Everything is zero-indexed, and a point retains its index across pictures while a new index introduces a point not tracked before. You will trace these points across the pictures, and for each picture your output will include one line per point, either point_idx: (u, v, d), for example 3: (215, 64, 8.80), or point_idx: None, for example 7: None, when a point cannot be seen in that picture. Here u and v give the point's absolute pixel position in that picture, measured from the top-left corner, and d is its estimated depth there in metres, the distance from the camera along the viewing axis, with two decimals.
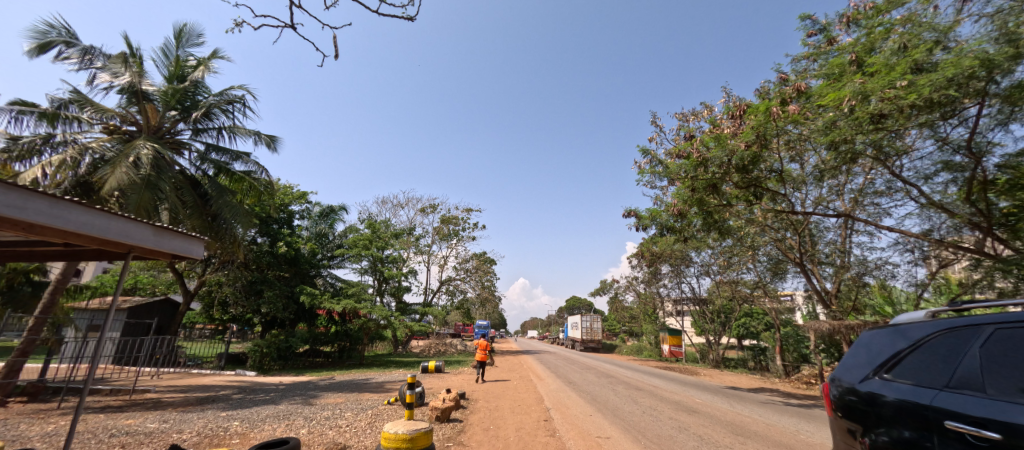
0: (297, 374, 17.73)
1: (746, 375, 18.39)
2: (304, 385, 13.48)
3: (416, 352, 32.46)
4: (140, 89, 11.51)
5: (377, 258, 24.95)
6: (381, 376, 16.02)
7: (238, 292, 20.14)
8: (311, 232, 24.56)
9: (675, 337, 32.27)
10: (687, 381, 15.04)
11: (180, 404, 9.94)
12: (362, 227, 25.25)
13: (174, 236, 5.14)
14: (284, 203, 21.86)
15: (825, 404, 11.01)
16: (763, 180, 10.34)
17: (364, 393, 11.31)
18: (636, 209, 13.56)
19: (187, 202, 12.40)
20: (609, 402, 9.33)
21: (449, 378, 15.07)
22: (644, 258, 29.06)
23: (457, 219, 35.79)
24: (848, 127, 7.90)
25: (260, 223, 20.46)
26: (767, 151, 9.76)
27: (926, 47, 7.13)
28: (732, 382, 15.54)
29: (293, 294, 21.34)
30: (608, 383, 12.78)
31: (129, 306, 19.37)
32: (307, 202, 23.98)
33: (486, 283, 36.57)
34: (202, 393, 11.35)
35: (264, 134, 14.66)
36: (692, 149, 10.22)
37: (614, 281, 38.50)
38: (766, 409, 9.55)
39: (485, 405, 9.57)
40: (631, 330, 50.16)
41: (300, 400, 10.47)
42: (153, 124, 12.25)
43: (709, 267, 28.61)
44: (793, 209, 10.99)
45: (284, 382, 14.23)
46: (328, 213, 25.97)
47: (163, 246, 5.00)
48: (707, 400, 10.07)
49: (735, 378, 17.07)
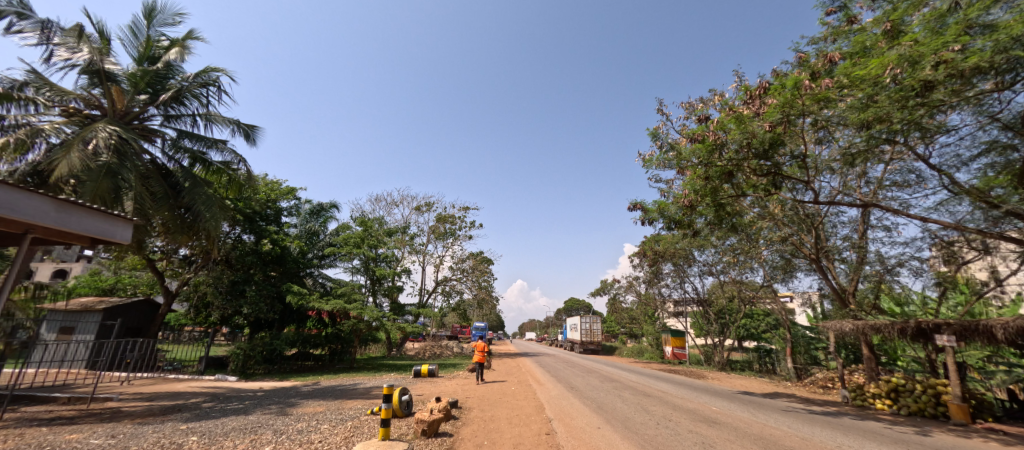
0: (282, 379, 16.72)
1: (756, 379, 17.45)
2: (285, 391, 12.50)
3: (411, 355, 31.42)
4: (101, 68, 10.57)
5: (369, 257, 23.97)
6: (369, 382, 15.03)
7: (220, 293, 19.07)
8: (301, 230, 23.62)
9: (677, 338, 31.39)
10: (696, 386, 14.10)
11: (139, 415, 8.93)
12: (354, 225, 24.27)
13: (81, 212, 6.23)
14: (271, 199, 20.89)
15: (851, 411, 10.09)
16: (785, 167, 9.43)
17: (347, 401, 10.32)
18: (642, 201, 12.59)
19: (155, 192, 11.44)
20: (617, 411, 8.39)
21: (441, 383, 14.06)
22: (646, 257, 28.18)
23: (453, 218, 34.89)
24: (888, 102, 7.05)
25: (244, 220, 19.43)
26: (789, 136, 8.77)
27: (982, 6, 6.25)
28: (742, 387, 14.60)
29: (280, 294, 20.30)
30: (612, 389, 11.84)
31: (105, 307, 18.41)
32: (296, 198, 23.03)
33: (484, 284, 35.58)
34: (168, 402, 10.33)
35: (243, 124, 13.74)
36: (707, 132, 9.28)
37: (614, 282, 37.61)
38: (788, 419, 8.60)
39: (479, 415, 8.62)
40: (631, 332, 49.31)
41: (275, 410, 9.49)
42: (119, 108, 11.30)
43: (713, 266, 27.71)
44: (814, 200, 10.10)
45: (263, 388, 13.23)
46: (318, 210, 25.03)
47: (70, 220, 6.07)
48: (725, 410, 9.07)
49: (745, 382, 16.13)
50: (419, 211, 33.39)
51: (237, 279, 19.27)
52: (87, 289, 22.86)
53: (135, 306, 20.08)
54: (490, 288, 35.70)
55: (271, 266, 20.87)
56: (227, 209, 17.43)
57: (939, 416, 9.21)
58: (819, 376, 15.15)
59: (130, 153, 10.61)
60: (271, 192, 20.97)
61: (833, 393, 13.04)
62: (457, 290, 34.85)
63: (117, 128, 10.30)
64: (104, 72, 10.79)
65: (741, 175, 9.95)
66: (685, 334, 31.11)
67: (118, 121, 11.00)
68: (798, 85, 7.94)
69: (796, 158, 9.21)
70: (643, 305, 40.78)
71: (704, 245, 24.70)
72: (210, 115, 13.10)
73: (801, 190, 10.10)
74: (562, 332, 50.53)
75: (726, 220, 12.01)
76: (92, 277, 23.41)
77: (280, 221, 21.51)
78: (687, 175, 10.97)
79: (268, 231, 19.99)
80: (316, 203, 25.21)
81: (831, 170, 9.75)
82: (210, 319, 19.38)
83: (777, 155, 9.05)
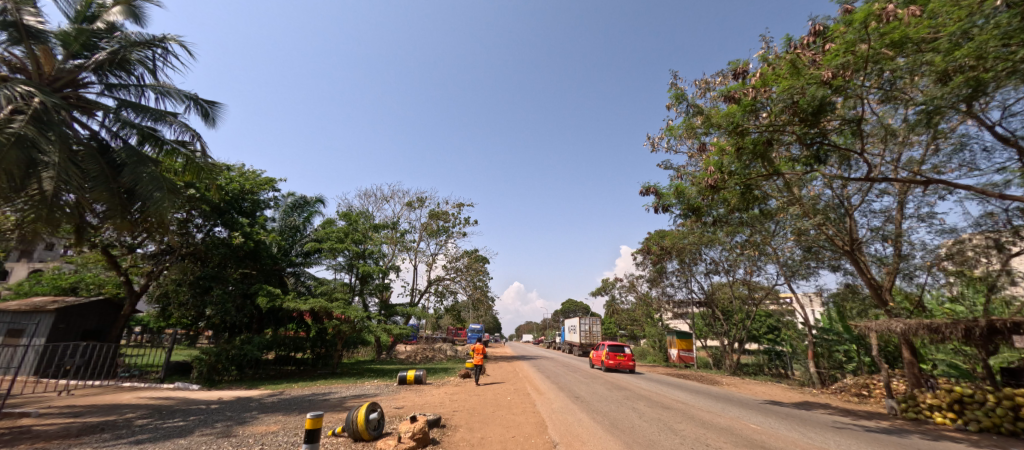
0: (250, 387, 14.90)
1: (776, 386, 15.84)
2: (244, 403, 10.85)
3: (401, 359, 29.76)
4: (23, 24, 9.02)
5: (354, 254, 22.23)
6: (345, 390, 13.33)
7: (181, 290, 17.29)
8: (281, 224, 22.03)
9: (683, 341, 29.82)
10: (715, 394, 12.47)
11: (45, 437, 7.30)
12: (338, 219, 22.57)
13: None
14: (245, 190, 19.15)
15: (909, 427, 8.50)
16: (836, 134, 7.79)
17: (310, 417, 8.64)
18: (657, 183, 10.95)
19: (89, 170, 9.82)
20: (637, 434, 6.79)
21: (426, 392, 12.40)
22: (651, 254, 26.76)
23: (447, 214, 33.31)
24: (990, 36, 5.49)
25: (213, 211, 17.67)
26: (847, 93, 6.92)
27: None
28: (767, 395, 12.97)
29: (252, 293, 18.53)
30: (623, 400, 10.24)
31: (58, 307, 16.70)
32: (275, 189, 21.33)
33: (479, 284, 33.90)
34: (92, 420, 8.65)
35: (202, 100, 12.13)
36: (743, 91, 7.63)
37: (615, 281, 36.11)
38: (841, 440, 6.99)
39: (465, 437, 6.97)
40: (632, 334, 47.80)
41: (218, 430, 7.83)
42: (46, 72, 9.67)
43: (720, 263, 26.24)
44: (864, 177, 8.50)
45: (221, 400, 11.58)
46: (301, 204, 23.45)
47: None
48: (768, 429, 7.45)
49: (765, 389, 14.54)
50: (410, 206, 31.80)
51: (200, 277, 17.43)
52: (46, 288, 21.06)
53: (94, 304, 18.43)
54: (486, 288, 34.04)
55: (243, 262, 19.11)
56: (176, 195, 15.51)
57: (1020, 434, 7.56)
58: (848, 382, 13.58)
59: (54, 121, 9.05)
60: (245, 182, 19.20)
61: (872, 403, 11.47)
62: (450, 291, 33.17)
63: (34, 90, 8.76)
64: (25, 27, 9.20)
65: (779, 148, 8.36)
66: (691, 336, 29.49)
67: (42, 85, 9.39)
68: (865, 23, 6.27)
69: (851, 124, 7.58)
70: (645, 306, 39.15)
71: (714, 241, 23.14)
72: (161, 86, 11.37)
73: (849, 165, 8.46)
74: (560, 333, 48.91)
75: (754, 204, 10.40)
76: (53, 275, 21.65)
77: (257, 213, 19.75)
78: (711, 151, 9.41)
79: (240, 223, 18.20)
80: (298, 195, 23.54)
81: (888, 143, 8.14)
82: (172, 319, 17.67)
83: (829, 118, 7.42)
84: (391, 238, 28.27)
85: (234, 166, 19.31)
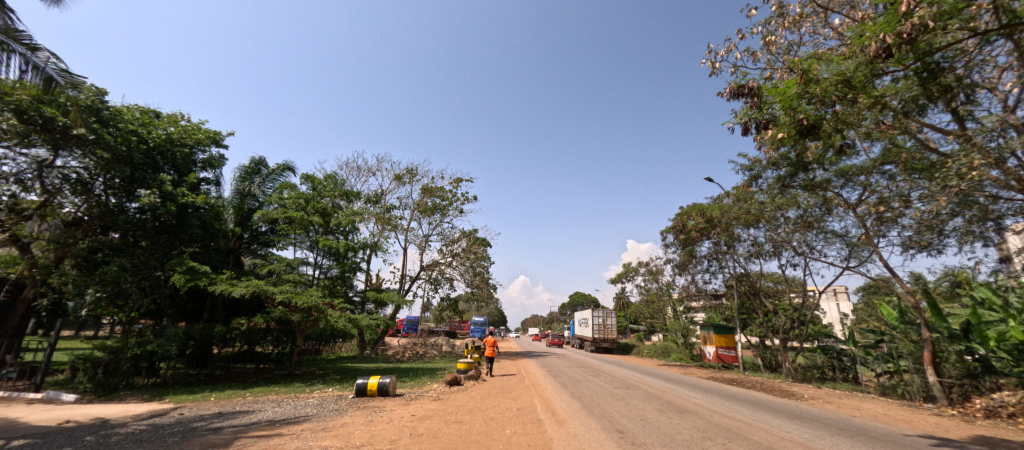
0: (150, 398, 10.75)
1: (882, 401, 11.45)
2: (72, 440, 6.68)
3: (388, 355, 25.74)
4: None
5: (321, 227, 17.97)
6: (273, 408, 9.17)
7: (65, 268, 13.05)
8: (233, 192, 18.41)
9: (722, 336, 25.05)
10: (830, 420, 8.08)
11: None
12: (300, 184, 18.35)
13: None
14: (167, 139, 15.00)
15: None
16: None
17: None
18: (757, 83, 6.49)
19: None
20: None
21: (384, 415, 8.12)
22: (686, 234, 22.55)
23: (443, 189, 29.02)
24: None
25: (131, 165, 13.58)
26: None
27: None
28: (903, 421, 8.58)
29: (161, 271, 14.32)
30: (709, 445, 5.81)
31: None
32: (220, 146, 17.14)
33: (479, 270, 29.66)
34: None
35: None
36: None
37: (636, 268, 31.58)
38: None
39: None
40: (652, 328, 43.08)
41: None
42: None
43: (764, 245, 21.80)
44: None
45: (54, 427, 7.42)
46: (258, 170, 19.57)
47: None
48: None
49: (877, 407, 10.20)
50: (400, 179, 27.58)
51: (92, 247, 13.29)
52: None
53: None
54: (487, 275, 29.81)
55: (169, 234, 15.06)
56: (23, 125, 11.14)
57: None
58: (1013, 401, 9.23)
59: None
60: (173, 131, 15.31)
61: None
62: (447, 278, 29.08)
63: None
64: None
65: None
66: (730, 331, 24.83)
67: None
68: None
69: None
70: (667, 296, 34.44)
71: (765, 218, 18.69)
72: None
73: None
74: (571, 327, 44.42)
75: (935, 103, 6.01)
76: None
77: (188, 171, 15.88)
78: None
79: (159, 181, 14.08)
80: (259, 159, 19.73)
81: None
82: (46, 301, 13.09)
83: None
84: (375, 215, 24.19)
85: (164, 115, 15.54)
